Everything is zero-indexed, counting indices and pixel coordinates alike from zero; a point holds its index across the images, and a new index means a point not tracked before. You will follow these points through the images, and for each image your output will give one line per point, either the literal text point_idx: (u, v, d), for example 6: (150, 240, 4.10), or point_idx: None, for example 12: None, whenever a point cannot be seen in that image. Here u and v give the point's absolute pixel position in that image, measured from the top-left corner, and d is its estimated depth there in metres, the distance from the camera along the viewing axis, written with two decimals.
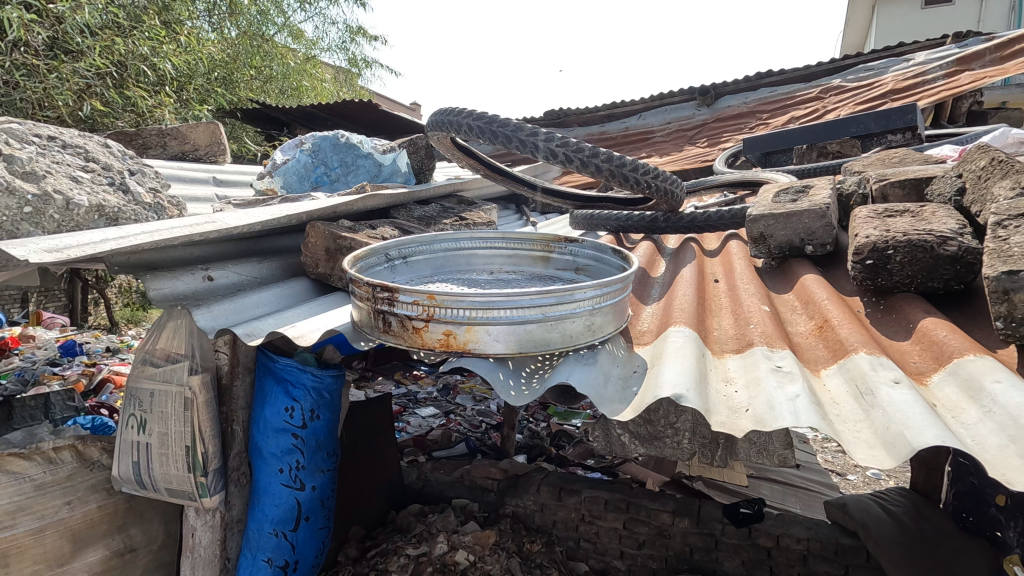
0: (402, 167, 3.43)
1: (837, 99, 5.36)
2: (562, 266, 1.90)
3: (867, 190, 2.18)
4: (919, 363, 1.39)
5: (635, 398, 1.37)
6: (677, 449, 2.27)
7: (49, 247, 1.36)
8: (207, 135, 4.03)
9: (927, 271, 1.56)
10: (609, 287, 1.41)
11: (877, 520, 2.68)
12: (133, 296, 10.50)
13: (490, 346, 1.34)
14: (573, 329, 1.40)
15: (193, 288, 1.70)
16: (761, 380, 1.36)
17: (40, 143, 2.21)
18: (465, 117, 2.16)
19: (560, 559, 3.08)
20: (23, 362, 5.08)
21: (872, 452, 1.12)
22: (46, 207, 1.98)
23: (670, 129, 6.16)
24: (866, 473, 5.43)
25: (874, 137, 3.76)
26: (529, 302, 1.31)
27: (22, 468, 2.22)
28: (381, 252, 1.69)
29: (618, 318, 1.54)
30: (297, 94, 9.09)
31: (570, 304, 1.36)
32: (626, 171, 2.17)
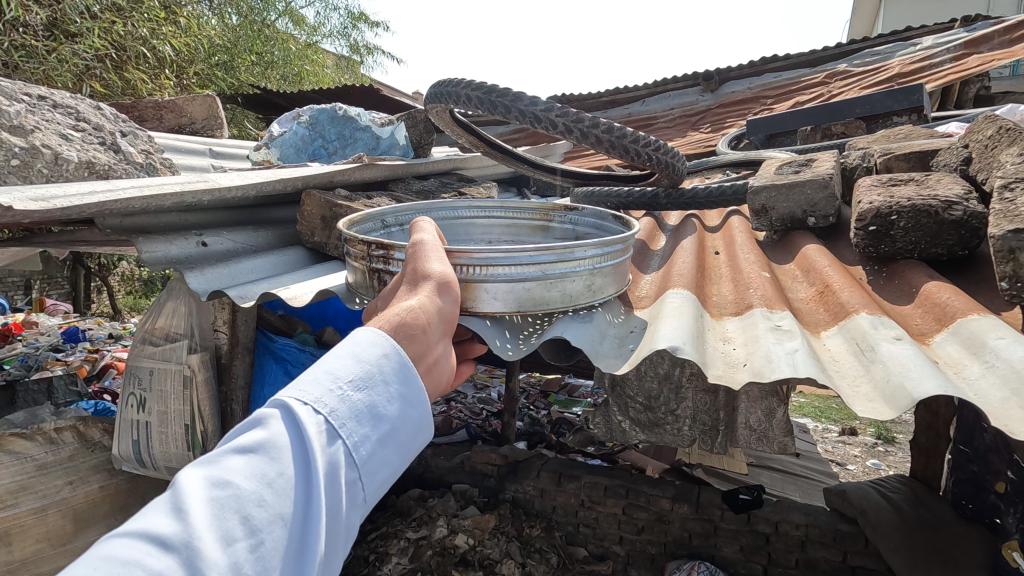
0: (401, 140, 3.47)
1: (842, 84, 5.30)
2: (563, 236, 1.89)
3: (871, 164, 2.16)
4: (921, 324, 1.38)
5: (631, 355, 1.38)
6: (677, 436, 2.28)
7: (36, 196, 1.37)
8: (204, 109, 4.00)
9: (931, 237, 1.55)
10: (609, 247, 1.41)
11: (876, 507, 2.74)
12: (135, 284, 10.59)
13: (488, 304, 1.31)
14: (573, 289, 1.39)
15: (186, 253, 1.70)
16: (760, 338, 1.36)
17: (31, 101, 2.21)
18: (463, 87, 2.12)
19: (560, 544, 3.14)
20: (27, 348, 5.13)
21: (871, 403, 1.12)
22: (34, 161, 1.94)
23: (674, 115, 6.12)
24: (865, 463, 5.48)
25: (879, 119, 3.73)
26: (529, 259, 1.29)
27: (24, 448, 2.25)
28: (378, 219, 1.68)
29: (618, 282, 1.53)
30: (299, 81, 9.07)
31: (570, 262, 1.35)
32: (627, 143, 2.16)
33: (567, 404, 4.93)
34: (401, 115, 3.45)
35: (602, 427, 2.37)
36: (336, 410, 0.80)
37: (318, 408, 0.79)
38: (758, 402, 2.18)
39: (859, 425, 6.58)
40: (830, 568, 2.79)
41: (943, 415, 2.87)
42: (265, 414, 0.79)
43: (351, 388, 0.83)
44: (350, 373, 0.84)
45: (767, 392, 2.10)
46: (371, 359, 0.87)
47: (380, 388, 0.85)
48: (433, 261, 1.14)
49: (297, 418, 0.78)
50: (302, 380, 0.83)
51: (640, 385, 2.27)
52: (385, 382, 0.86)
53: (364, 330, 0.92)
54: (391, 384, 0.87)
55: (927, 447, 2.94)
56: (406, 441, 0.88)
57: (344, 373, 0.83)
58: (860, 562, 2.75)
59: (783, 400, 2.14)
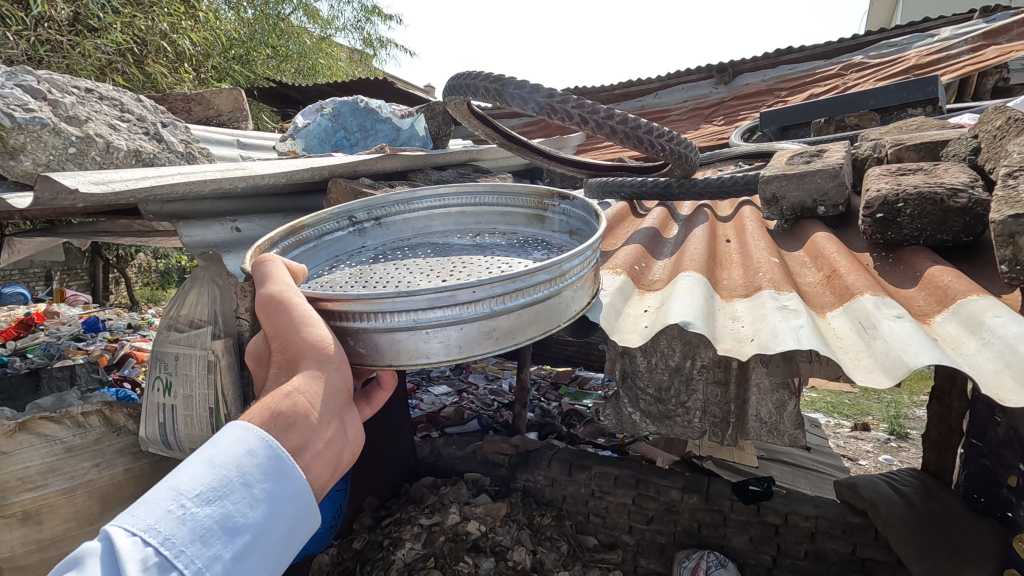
0: (420, 131, 3.52)
1: (858, 75, 5.23)
2: (560, 228, 1.55)
3: (882, 154, 2.16)
4: (923, 305, 1.39)
5: (648, 330, 1.41)
6: (687, 428, 2.33)
7: (96, 179, 1.45)
8: (230, 101, 4.08)
9: (936, 223, 1.55)
10: (519, 280, 0.98)
11: (886, 500, 2.80)
12: (152, 275, 10.83)
13: (361, 356, 1.01)
14: (461, 339, 1.00)
15: (222, 238, 1.79)
16: (766, 316, 1.39)
17: (80, 94, 2.28)
18: (480, 79, 2.11)
19: (570, 532, 3.24)
20: (49, 337, 5.29)
21: (871, 374, 1.17)
22: (88, 149, 2.06)
23: (687, 107, 6.09)
24: (877, 458, 5.48)
25: (894, 111, 3.70)
26: (384, 306, 0.93)
27: (54, 431, 2.34)
28: (343, 215, 1.46)
29: (560, 311, 1.13)
30: (313, 74, 9.15)
31: (448, 308, 0.96)
32: (641, 134, 2.18)
33: (578, 396, 4.97)
34: (420, 106, 3.51)
35: (613, 418, 2.44)
36: (173, 536, 0.78)
37: (149, 539, 0.77)
38: (769, 395, 2.24)
39: (871, 420, 6.59)
40: (838, 558, 2.88)
41: (955, 410, 2.87)
42: (88, 552, 0.76)
43: (197, 503, 0.81)
44: (196, 487, 0.82)
45: (779, 383, 2.18)
46: (227, 463, 0.85)
47: (236, 496, 0.84)
48: (299, 324, 0.94)
49: (122, 554, 0.75)
50: (141, 505, 0.80)
51: (651, 377, 2.31)
52: (240, 488, 0.84)
53: (225, 435, 0.88)
54: (253, 487, 0.85)
55: (938, 441, 2.95)
56: (273, 544, 0.86)
57: (187, 488, 0.82)
58: (870, 554, 2.82)
59: (794, 393, 2.20)
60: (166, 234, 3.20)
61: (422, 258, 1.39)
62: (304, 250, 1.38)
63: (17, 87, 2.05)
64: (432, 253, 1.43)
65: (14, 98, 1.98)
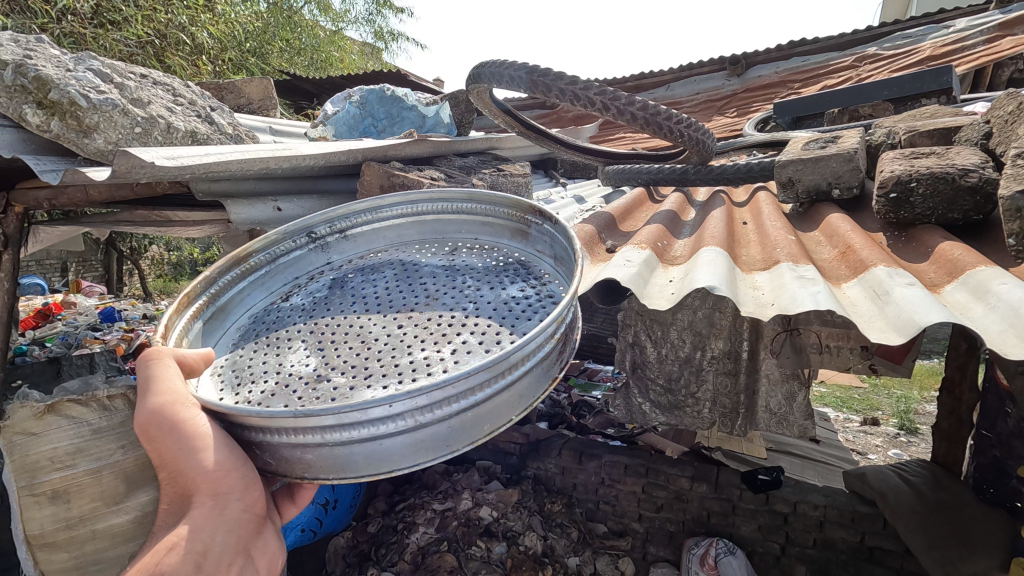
0: (445, 120, 3.62)
1: (872, 67, 5.21)
2: (543, 248, 1.48)
3: (896, 140, 2.17)
4: (933, 277, 1.41)
5: (675, 295, 1.46)
6: (696, 418, 2.37)
7: (167, 155, 1.59)
8: (260, 90, 4.05)
9: (947, 202, 1.58)
10: (437, 396, 0.94)
11: (895, 491, 2.79)
12: (164, 268, 10.99)
13: (280, 462, 1.04)
14: (385, 452, 0.99)
15: (265, 217, 1.97)
16: (786, 284, 1.42)
17: (137, 79, 2.33)
18: (504, 66, 2.12)
19: (580, 520, 3.29)
20: (67, 327, 5.40)
21: (883, 334, 1.22)
22: (152, 129, 2.12)
23: (699, 100, 6.09)
24: (886, 452, 5.49)
25: (908, 101, 3.69)
26: (291, 426, 0.94)
27: None
28: (301, 232, 1.54)
29: (513, 405, 1.08)
30: (326, 67, 9.22)
31: (361, 426, 0.94)
32: (660, 120, 2.21)
33: (588, 387, 4.98)
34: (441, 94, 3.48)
35: (623, 408, 2.49)
36: None
37: None
38: (779, 387, 2.29)
39: (881, 415, 6.58)
40: (847, 547, 2.91)
41: (966, 401, 2.85)
42: None
43: None
44: None
45: (789, 375, 2.23)
46: None
47: None
48: (194, 451, 1.04)
49: None
50: None
51: (661, 367, 2.37)
52: None
53: None
54: None
55: (948, 433, 2.96)
56: None
57: None
58: (878, 543, 2.85)
59: (805, 385, 2.24)
60: (186, 225, 3.27)
61: (380, 289, 1.43)
62: (256, 280, 1.49)
63: (88, 70, 2.09)
64: (391, 279, 1.47)
65: (86, 79, 2.02)
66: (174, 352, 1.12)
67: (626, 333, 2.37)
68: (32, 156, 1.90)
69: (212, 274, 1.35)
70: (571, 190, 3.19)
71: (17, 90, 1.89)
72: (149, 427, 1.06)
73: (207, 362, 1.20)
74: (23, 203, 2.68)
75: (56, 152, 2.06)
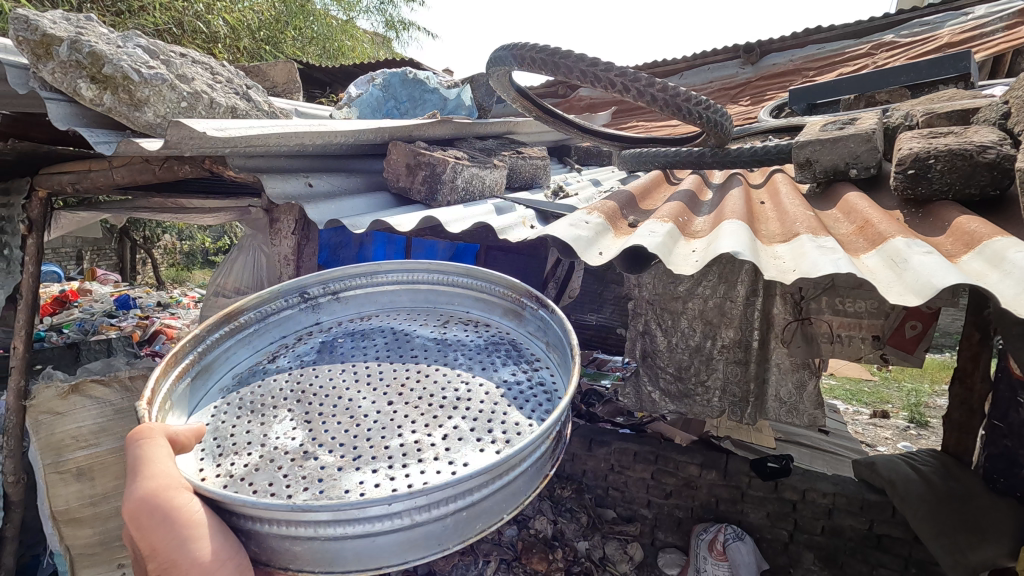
0: (466, 101, 3.84)
1: (888, 55, 5.17)
2: (534, 331, 1.51)
3: (914, 122, 2.16)
4: (950, 249, 1.41)
5: (700, 261, 1.46)
6: (706, 407, 2.39)
7: (216, 127, 1.66)
8: (285, 73, 4.05)
9: (964, 178, 1.59)
10: (435, 495, 0.94)
11: (904, 479, 2.80)
12: (177, 257, 11.12)
13: (262, 552, 0.99)
14: (376, 548, 0.97)
15: (298, 191, 1.97)
16: (806, 253, 1.44)
17: (177, 56, 2.37)
18: (527, 49, 2.13)
19: (589, 505, 3.34)
20: (83, 313, 5.50)
21: (903, 296, 1.23)
22: (196, 104, 2.17)
23: (712, 89, 6.08)
24: (895, 444, 5.50)
25: (925, 87, 3.66)
26: (284, 517, 0.91)
27: (103, 394, 2.51)
28: (294, 291, 1.54)
29: (505, 503, 1.08)
30: (337, 56, 9.23)
31: (355, 522, 0.92)
32: (679, 102, 2.17)
33: (596, 376, 5.00)
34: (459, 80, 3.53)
35: (632, 397, 2.53)
36: None
37: None
38: (789, 374, 2.28)
39: (891, 408, 6.57)
40: (854, 535, 2.94)
41: (978, 393, 2.81)
42: None
43: None
44: None
45: (799, 363, 2.23)
46: None
47: None
48: (187, 540, 0.94)
49: None
50: None
51: (671, 356, 2.39)
52: None
53: None
54: None
55: (959, 422, 2.88)
56: None
57: None
58: (886, 531, 2.88)
59: (814, 373, 2.24)
60: (200, 214, 3.32)
61: (372, 354, 1.42)
62: (243, 337, 1.45)
63: (136, 48, 2.15)
64: (382, 346, 1.46)
65: (136, 55, 2.04)
66: (164, 429, 1.04)
67: (637, 323, 2.43)
68: (88, 130, 1.96)
69: (202, 332, 1.31)
70: (586, 175, 3.19)
71: (72, 66, 1.90)
72: (135, 512, 0.96)
73: (199, 436, 1.14)
74: (48, 186, 2.73)
75: (106, 127, 2.10)
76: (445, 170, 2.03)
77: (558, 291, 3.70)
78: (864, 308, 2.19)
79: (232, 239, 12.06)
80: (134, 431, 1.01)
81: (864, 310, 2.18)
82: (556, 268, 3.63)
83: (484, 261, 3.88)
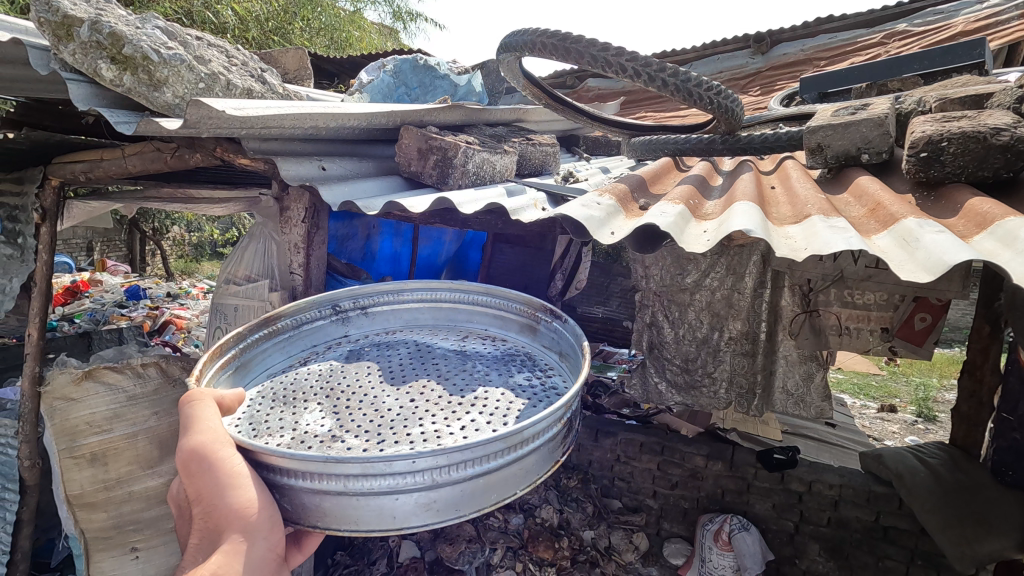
0: (476, 89, 3.99)
1: (901, 44, 5.11)
2: (549, 344, 1.60)
3: (926, 107, 2.14)
4: (962, 230, 1.39)
5: (712, 240, 1.46)
6: (712, 398, 2.39)
7: (233, 108, 1.68)
8: (296, 61, 4.05)
9: (977, 160, 1.58)
10: (456, 459, 1.02)
11: (911, 470, 2.76)
12: (186, 249, 11.20)
13: (297, 510, 1.10)
14: (399, 508, 1.05)
15: (312, 174, 1.98)
16: (818, 232, 1.43)
17: (193, 37, 2.40)
18: (539, 34, 2.13)
19: (595, 495, 3.36)
20: (94, 304, 5.57)
21: (915, 272, 1.22)
22: (214, 85, 2.21)
23: (721, 79, 6.04)
24: (902, 438, 5.48)
25: (938, 76, 3.62)
26: (319, 469, 1.00)
27: (118, 380, 2.50)
28: (326, 304, 1.64)
29: (518, 480, 1.16)
30: (345, 47, 9.21)
31: (382, 479, 1.01)
32: (691, 87, 2.16)
33: (603, 368, 4.95)
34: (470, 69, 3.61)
35: (639, 388, 2.54)
36: None
37: None
38: (797, 367, 2.29)
39: (899, 403, 6.54)
40: (861, 526, 2.93)
41: (987, 385, 2.73)
42: None
43: None
44: None
45: (806, 356, 2.25)
46: None
47: None
48: (225, 488, 1.06)
49: None
50: None
51: (677, 348, 2.40)
52: None
53: None
54: None
55: (968, 416, 2.84)
56: None
57: None
58: (893, 523, 2.86)
59: (822, 365, 2.26)
60: (211, 203, 3.34)
61: (396, 359, 1.50)
62: (279, 342, 1.54)
63: (154, 28, 2.17)
64: (406, 355, 1.53)
65: (155, 36, 2.06)
66: (212, 393, 1.19)
67: (643, 314, 2.43)
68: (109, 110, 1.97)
69: (246, 330, 1.41)
70: (595, 163, 3.17)
71: (93, 47, 1.92)
72: (186, 461, 1.10)
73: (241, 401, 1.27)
74: (61, 173, 2.73)
75: (127, 108, 2.13)
76: (456, 155, 2.02)
77: (565, 281, 3.77)
78: (872, 299, 2.12)
79: (241, 230, 12.13)
80: (185, 394, 1.15)
81: (873, 302, 2.11)
82: (565, 256, 3.70)
83: (491, 252, 3.90)
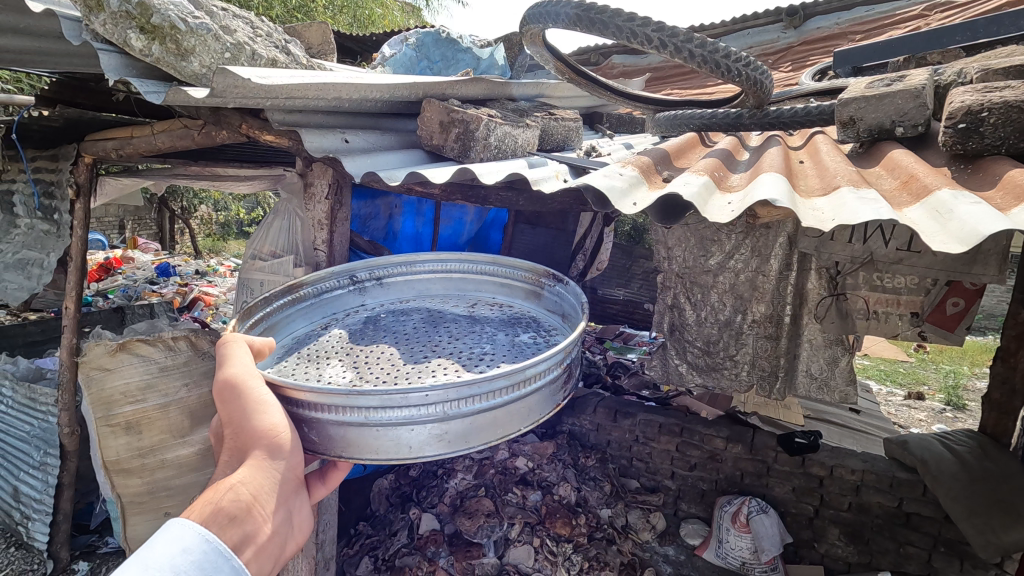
0: (500, 61, 3.76)
1: (943, 16, 4.88)
2: (551, 307, 1.66)
3: (967, 79, 2.05)
4: (999, 202, 1.34)
5: (737, 210, 1.44)
6: (734, 380, 2.36)
7: (259, 77, 1.69)
8: (320, 35, 4.06)
9: (1020, 131, 1.52)
10: (467, 391, 1.12)
11: (937, 458, 2.71)
12: (213, 227, 11.42)
13: (320, 442, 1.18)
14: (414, 438, 1.16)
15: (336, 147, 1.99)
16: (845, 203, 1.40)
17: (218, 7, 2.41)
18: (564, 5, 2.08)
19: (613, 474, 3.40)
20: (127, 280, 5.73)
21: (946, 242, 1.18)
22: (239, 55, 2.23)
23: (752, 54, 5.86)
24: (930, 426, 5.37)
25: (981, 49, 3.45)
26: (344, 403, 1.09)
27: (149, 351, 2.56)
28: (345, 274, 1.65)
29: (522, 418, 1.26)
30: (369, 24, 9.18)
31: (399, 410, 1.11)
32: (719, 58, 2.10)
33: (622, 349, 4.93)
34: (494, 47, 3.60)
35: (659, 369, 2.53)
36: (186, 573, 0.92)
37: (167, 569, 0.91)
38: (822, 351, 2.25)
39: (927, 390, 6.40)
40: (882, 512, 2.89)
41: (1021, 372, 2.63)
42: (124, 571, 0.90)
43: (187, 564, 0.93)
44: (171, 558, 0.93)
45: (832, 340, 2.20)
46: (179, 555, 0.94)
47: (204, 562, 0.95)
48: (252, 411, 1.10)
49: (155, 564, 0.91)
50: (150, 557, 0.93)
51: (699, 330, 2.37)
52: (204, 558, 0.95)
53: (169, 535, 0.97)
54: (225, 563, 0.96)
55: (1000, 403, 2.75)
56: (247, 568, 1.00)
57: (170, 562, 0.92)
58: (916, 509, 2.80)
59: (847, 350, 2.22)
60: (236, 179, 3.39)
61: (410, 324, 1.55)
62: (302, 308, 1.57)
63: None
64: (419, 321, 1.58)
65: (181, 6, 2.08)
66: (245, 337, 1.25)
67: (665, 295, 2.42)
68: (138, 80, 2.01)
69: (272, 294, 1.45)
70: (617, 139, 3.12)
71: (122, 17, 1.95)
72: (217, 390, 1.14)
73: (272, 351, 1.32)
74: (94, 150, 2.80)
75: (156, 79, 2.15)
76: (478, 128, 2.01)
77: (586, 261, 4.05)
78: (903, 284, 2.06)
79: (266, 209, 12.31)
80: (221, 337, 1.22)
81: (903, 286, 2.05)
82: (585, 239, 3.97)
83: (513, 233, 3.99)
